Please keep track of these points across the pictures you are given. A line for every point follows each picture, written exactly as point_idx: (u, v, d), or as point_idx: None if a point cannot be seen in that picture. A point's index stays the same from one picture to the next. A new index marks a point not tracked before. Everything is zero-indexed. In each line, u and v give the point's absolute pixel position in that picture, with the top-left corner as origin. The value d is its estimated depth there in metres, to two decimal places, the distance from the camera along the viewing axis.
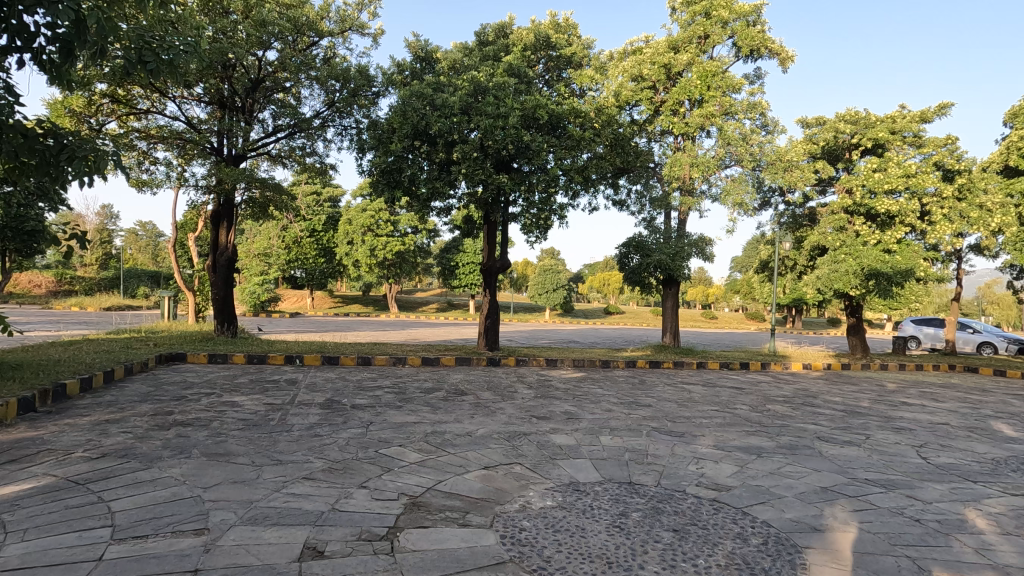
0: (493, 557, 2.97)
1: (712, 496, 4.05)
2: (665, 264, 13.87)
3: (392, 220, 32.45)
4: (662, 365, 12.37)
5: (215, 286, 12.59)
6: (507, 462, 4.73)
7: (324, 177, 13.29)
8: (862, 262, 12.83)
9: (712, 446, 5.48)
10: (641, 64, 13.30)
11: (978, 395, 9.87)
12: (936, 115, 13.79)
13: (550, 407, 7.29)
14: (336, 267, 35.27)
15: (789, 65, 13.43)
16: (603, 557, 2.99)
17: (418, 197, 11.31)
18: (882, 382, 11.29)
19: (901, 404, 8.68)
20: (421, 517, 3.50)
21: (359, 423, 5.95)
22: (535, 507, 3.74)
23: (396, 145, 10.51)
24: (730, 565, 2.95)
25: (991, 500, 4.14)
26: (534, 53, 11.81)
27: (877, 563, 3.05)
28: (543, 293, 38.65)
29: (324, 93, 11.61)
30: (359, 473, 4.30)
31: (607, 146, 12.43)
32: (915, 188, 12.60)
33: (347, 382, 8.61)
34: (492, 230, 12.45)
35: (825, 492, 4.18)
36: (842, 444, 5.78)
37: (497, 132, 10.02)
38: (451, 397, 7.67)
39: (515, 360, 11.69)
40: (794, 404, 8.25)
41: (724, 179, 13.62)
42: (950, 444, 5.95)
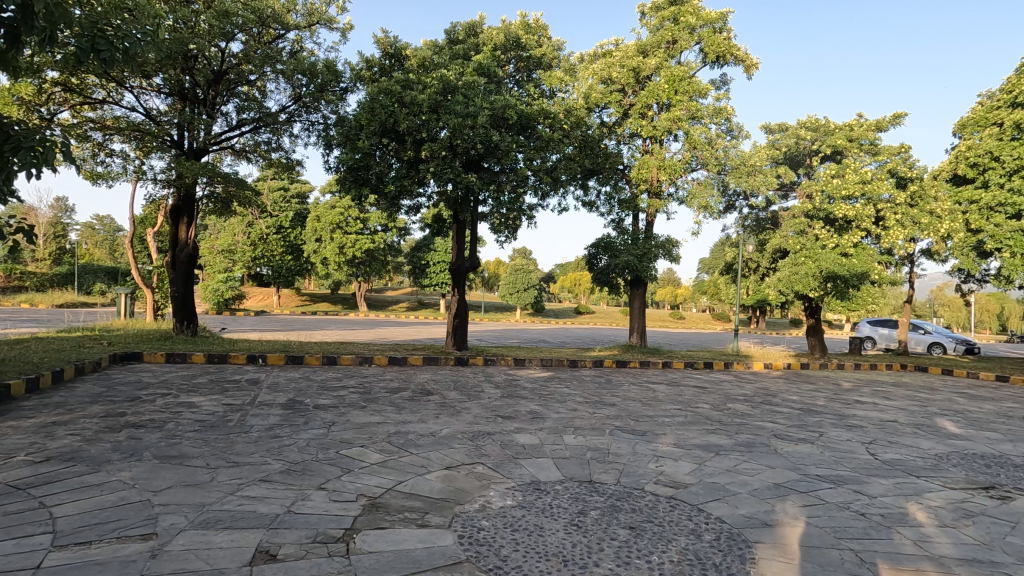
0: (449, 558, 2.97)
1: (669, 493, 4.13)
2: (633, 264, 14.08)
3: (362, 217, 32.08)
4: (629, 364, 12.52)
5: (174, 283, 12.20)
6: (469, 462, 4.73)
7: (290, 173, 13.03)
8: (821, 265, 13.23)
9: (673, 444, 5.59)
10: (611, 67, 13.47)
11: (927, 393, 10.30)
12: (891, 124, 14.35)
13: (516, 406, 7.31)
14: (304, 265, 34.66)
15: (753, 72, 13.79)
16: (559, 555, 3.02)
17: (386, 195, 11.19)
18: (839, 381, 11.64)
19: (855, 402, 9.00)
20: (379, 518, 3.46)
21: (320, 423, 5.86)
22: (494, 506, 3.75)
23: (363, 142, 10.39)
24: (683, 561, 3.01)
25: (932, 494, 4.34)
26: (504, 53, 11.81)
27: (823, 556, 3.16)
28: (514, 293, 38.74)
29: (290, 87, 11.37)
30: (317, 475, 4.25)
31: (576, 147, 12.56)
32: (871, 194, 13.03)
33: (311, 382, 8.47)
34: (461, 230, 12.41)
35: (777, 489, 4.31)
36: (797, 442, 5.96)
37: (466, 131, 9.97)
38: (416, 397, 7.63)
39: (483, 360, 11.67)
40: (754, 403, 8.46)
41: (690, 182, 13.90)
42: (898, 441, 6.21)
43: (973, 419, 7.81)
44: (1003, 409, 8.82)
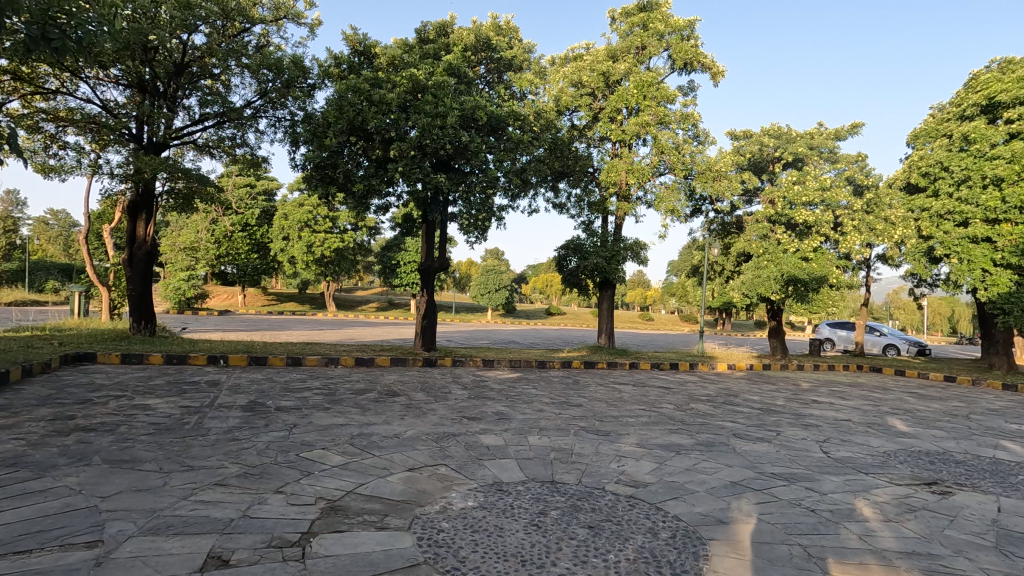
0: (407, 560, 2.96)
1: (629, 492, 4.20)
2: (602, 266, 14.27)
3: (331, 216, 31.63)
4: (597, 365, 12.70)
5: (130, 281, 11.77)
6: (432, 463, 4.71)
7: (256, 169, 12.77)
8: (782, 269, 13.63)
9: (635, 444, 5.68)
10: (581, 70, 13.62)
11: (880, 393, 10.72)
12: (849, 133, 14.87)
13: (483, 407, 7.32)
14: (271, 263, 33.95)
15: (719, 80, 14.12)
16: (517, 556, 3.04)
17: (354, 194, 11.05)
18: (798, 381, 12.01)
19: (812, 402, 9.31)
20: (337, 521, 3.43)
21: (281, 425, 5.75)
22: (455, 507, 3.75)
23: (331, 140, 10.24)
24: (638, 559, 3.08)
25: (878, 490, 4.53)
26: (475, 54, 11.78)
27: (772, 552, 3.26)
28: (485, 293, 38.69)
29: (256, 82, 11.11)
30: (276, 478, 4.17)
31: (546, 149, 12.70)
32: (830, 201, 13.45)
33: (274, 383, 8.31)
34: (431, 230, 12.35)
35: (734, 487, 4.43)
36: (755, 440, 6.12)
37: (435, 131, 9.96)
38: (382, 398, 7.56)
39: (452, 360, 11.66)
40: (716, 403, 8.66)
41: (658, 186, 14.14)
42: (850, 439, 6.45)
43: (921, 418, 8.16)
44: (948, 408, 9.24)
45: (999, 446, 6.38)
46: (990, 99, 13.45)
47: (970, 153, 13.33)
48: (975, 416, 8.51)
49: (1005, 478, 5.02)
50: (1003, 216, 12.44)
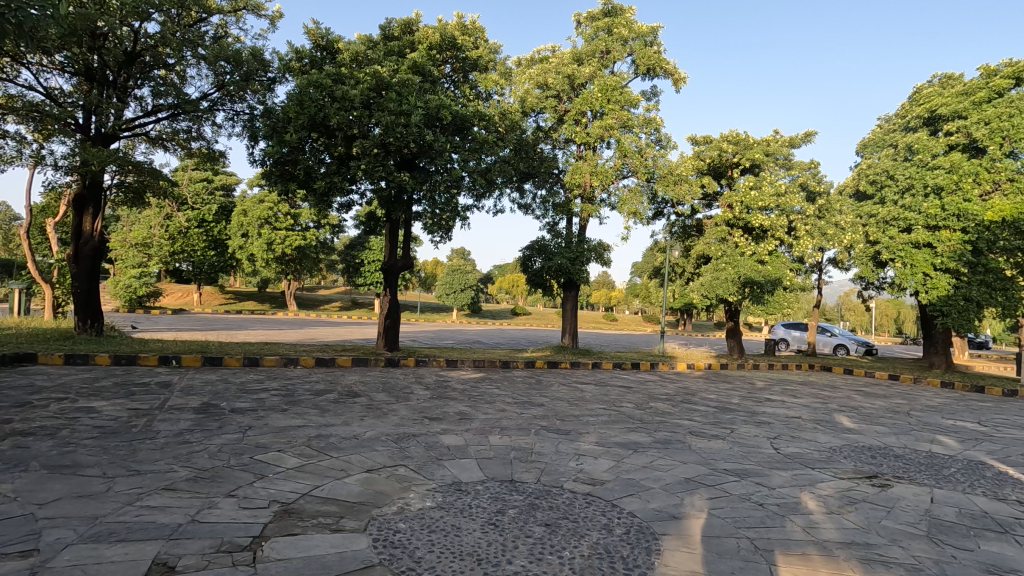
0: (361, 562, 2.93)
1: (586, 490, 4.26)
2: (566, 267, 14.41)
3: (292, 213, 30.94)
4: (560, 365, 12.80)
5: (77, 279, 11.25)
6: (391, 464, 4.68)
7: (213, 164, 12.38)
8: (739, 271, 14.04)
9: (595, 443, 5.76)
10: (546, 72, 13.74)
11: (829, 391, 11.18)
12: (802, 141, 15.43)
13: (445, 407, 7.30)
14: (228, 261, 32.99)
15: (681, 86, 14.46)
16: (473, 555, 3.05)
17: (314, 192, 10.84)
18: (754, 380, 12.41)
19: (765, 399, 9.64)
20: (291, 524, 3.37)
21: (236, 428, 5.60)
22: (413, 508, 3.74)
23: (290, 136, 10.02)
24: (593, 555, 3.13)
25: (823, 484, 4.73)
26: (440, 53, 11.71)
27: (721, 545, 3.37)
28: (451, 293, 38.50)
29: (212, 74, 10.76)
30: (228, 481, 4.06)
31: (512, 150, 12.79)
32: (783, 206, 13.98)
33: (230, 384, 8.09)
34: (395, 229, 12.22)
35: (687, 483, 4.56)
36: (710, 438, 6.30)
37: (399, 129, 9.88)
38: (342, 399, 7.45)
39: (415, 360, 11.58)
40: (675, 401, 8.87)
41: (621, 188, 14.37)
42: (799, 435, 6.71)
43: (865, 414, 8.56)
44: (891, 405, 9.71)
45: (935, 441, 6.75)
46: (931, 112, 14.33)
47: (913, 162, 14.04)
48: (915, 412, 8.98)
49: (938, 471, 5.33)
50: (943, 223, 13.13)
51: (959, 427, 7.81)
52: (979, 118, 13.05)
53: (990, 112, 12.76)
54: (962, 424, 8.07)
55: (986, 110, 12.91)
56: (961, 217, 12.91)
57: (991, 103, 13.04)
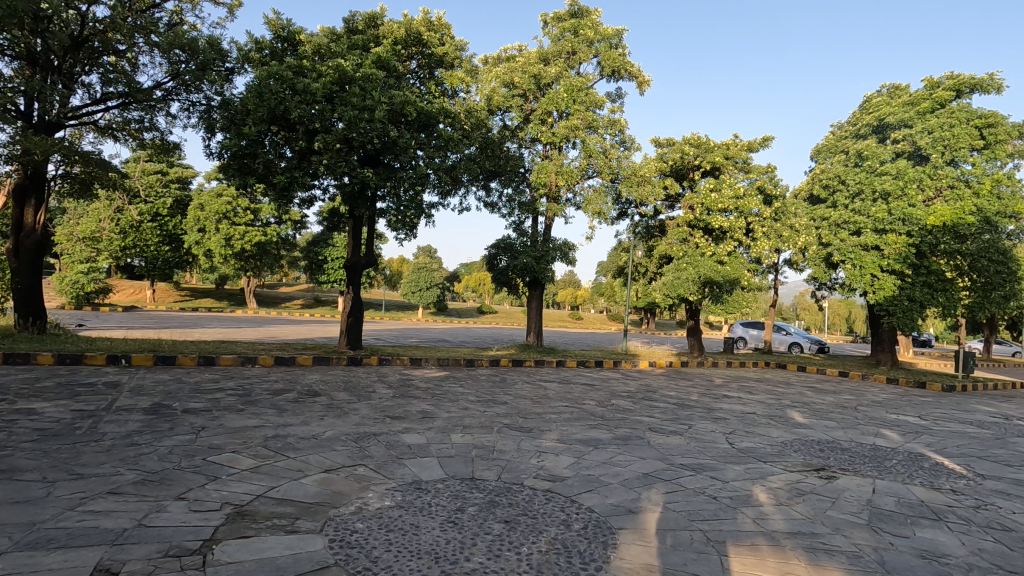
0: (316, 563, 2.89)
1: (546, 486, 4.31)
2: (531, 266, 14.47)
3: (252, 208, 30.12)
4: (525, 363, 12.85)
5: (18, 273, 10.68)
6: (350, 464, 4.61)
7: (167, 156, 11.93)
8: (700, 271, 14.40)
9: (556, 440, 5.82)
10: (513, 71, 13.76)
11: (784, 388, 11.57)
12: (760, 145, 15.89)
13: (407, 406, 7.24)
14: (184, 256, 31.91)
15: (645, 89, 14.72)
16: (431, 553, 3.04)
17: (274, 186, 10.58)
18: (712, 377, 12.74)
19: (722, 396, 9.91)
20: (244, 527, 3.29)
21: (188, 428, 5.42)
22: (371, 507, 3.70)
23: (249, 129, 9.75)
24: (550, 550, 3.17)
25: (774, 476, 4.91)
26: (405, 48, 11.60)
27: (675, 537, 3.46)
28: (416, 291, 38.15)
29: (167, 62, 10.36)
30: (178, 484, 3.93)
31: (478, 147, 12.79)
32: (742, 208, 14.37)
33: (183, 384, 7.82)
34: (358, 227, 12.04)
35: (645, 478, 4.66)
36: (668, 434, 6.44)
37: (363, 124, 9.76)
38: (301, 398, 7.30)
39: (378, 359, 11.43)
40: (636, 399, 9.03)
41: (586, 188, 14.53)
42: (753, 430, 6.94)
43: (816, 409, 8.91)
44: (840, 400, 10.15)
45: (878, 434, 7.08)
46: (880, 121, 15.08)
47: (864, 168, 14.65)
48: (862, 407, 9.39)
49: (881, 462, 5.60)
50: (890, 226, 13.74)
51: (901, 420, 8.22)
52: (924, 127, 13.88)
53: (933, 122, 13.80)
54: (904, 418, 8.49)
55: (929, 120, 13.93)
56: (906, 221, 13.58)
57: (934, 114, 14.08)
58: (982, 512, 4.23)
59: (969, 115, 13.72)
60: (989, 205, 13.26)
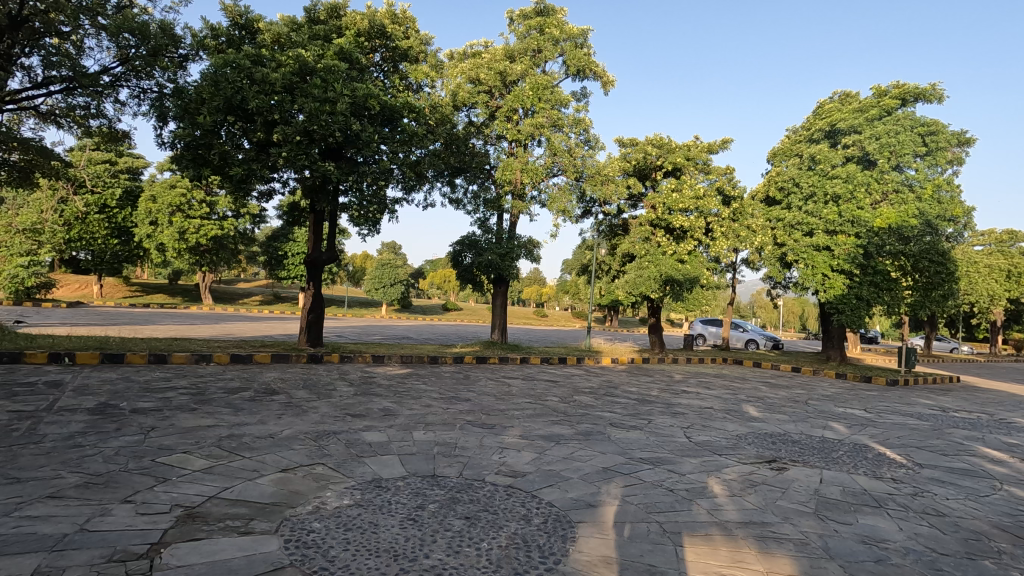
0: (271, 564, 2.83)
1: (507, 482, 4.33)
2: (496, 263, 14.47)
3: (208, 201, 29.09)
4: (489, 360, 12.85)
5: None
6: (308, 463, 4.52)
7: (115, 145, 11.39)
8: (661, 269, 14.70)
9: (518, 436, 5.85)
10: (478, 67, 13.69)
11: (739, 383, 11.93)
12: (719, 148, 16.29)
13: (368, 404, 7.14)
14: (134, 250, 30.60)
15: (609, 89, 14.91)
16: (389, 551, 3.02)
17: (230, 178, 10.24)
18: (671, 373, 13.02)
19: (681, 391, 10.15)
20: (194, 529, 3.19)
21: (136, 429, 5.21)
22: (329, 507, 3.64)
23: (204, 118, 9.40)
24: (510, 545, 3.19)
25: (728, 469, 5.06)
26: (369, 41, 11.39)
27: (633, 529, 3.53)
28: (380, 288, 37.60)
29: (115, 46, 9.89)
30: (124, 487, 3.77)
31: (442, 144, 12.71)
32: (702, 209, 14.72)
33: (132, 382, 7.51)
34: (319, 221, 11.79)
35: (605, 472, 4.74)
36: (628, 429, 6.56)
37: (324, 117, 9.57)
38: (258, 397, 7.11)
39: (339, 356, 11.24)
40: (597, 395, 9.15)
41: (551, 186, 14.62)
42: (710, 424, 7.14)
43: (769, 403, 9.23)
44: (792, 395, 10.52)
45: (826, 427, 7.39)
46: (832, 126, 15.70)
47: (816, 171, 15.19)
48: (811, 401, 9.78)
49: (828, 454, 5.85)
50: (841, 228, 14.34)
51: (848, 414, 8.61)
52: (872, 133, 14.52)
53: (880, 129, 14.45)
54: (851, 411, 8.89)
55: (877, 127, 14.59)
56: (855, 224, 14.19)
57: (881, 121, 14.78)
58: (919, 498, 4.48)
59: (913, 124, 14.54)
60: (930, 209, 14.11)
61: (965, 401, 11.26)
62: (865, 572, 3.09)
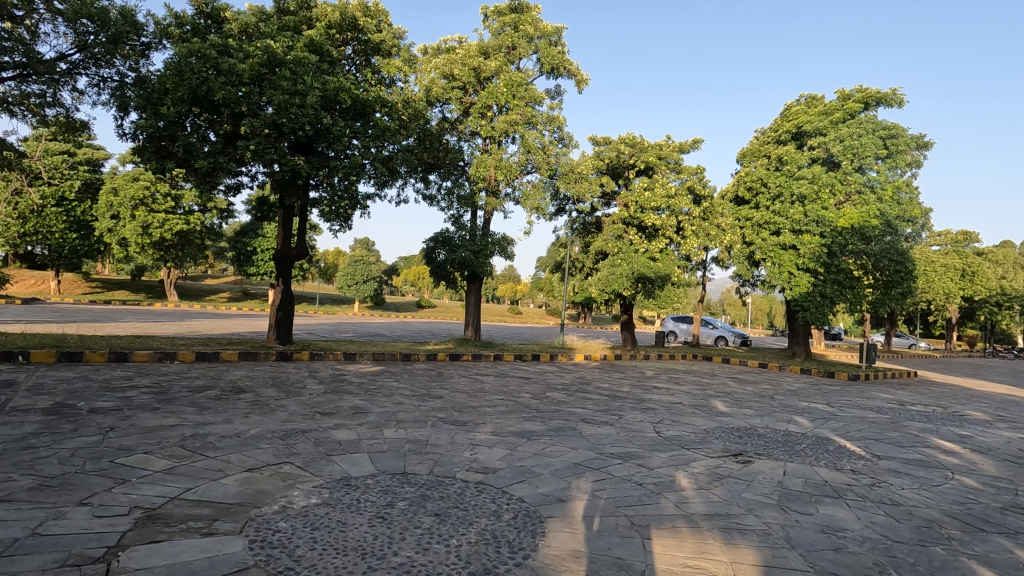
0: (234, 565, 2.77)
1: (478, 479, 4.33)
2: (469, 260, 14.43)
3: (173, 194, 28.23)
4: (462, 357, 12.80)
5: None
6: (275, 463, 4.44)
7: (73, 135, 10.95)
8: (633, 267, 14.88)
9: (490, 433, 5.84)
10: (452, 63, 13.59)
11: (709, 379, 12.17)
12: (690, 148, 16.54)
13: (339, 402, 7.05)
14: (94, 245, 29.50)
15: (583, 88, 15.00)
16: (358, 550, 2.99)
17: (195, 171, 9.96)
18: (643, 369, 13.20)
19: (652, 387, 10.30)
20: (155, 531, 3.10)
21: (94, 429, 5.03)
22: (296, 506, 3.58)
23: (167, 109, 9.11)
24: (479, 541, 3.19)
25: (696, 462, 5.16)
26: (340, 33, 11.19)
27: (601, 523, 3.57)
28: (352, 285, 37.11)
29: (72, 32, 9.48)
30: (80, 489, 3.64)
31: (415, 139, 12.60)
32: (673, 208, 14.92)
33: (90, 382, 7.24)
34: (288, 217, 11.56)
35: (576, 467, 4.78)
36: (599, 424, 6.63)
37: (293, 110, 9.39)
38: (224, 395, 6.94)
39: (310, 353, 11.06)
40: (570, 391, 9.23)
41: (525, 183, 14.64)
42: (679, 419, 7.27)
43: (737, 399, 9.43)
44: (759, 390, 10.78)
45: (791, 421, 7.60)
46: (798, 128, 16.03)
47: (783, 172, 15.55)
48: (777, 396, 10.03)
49: (792, 447, 6.01)
50: (806, 228, 14.77)
51: (811, 408, 8.87)
52: (836, 135, 14.90)
53: (844, 131, 14.84)
54: (814, 406, 9.16)
55: (841, 129, 14.96)
56: (819, 223, 14.62)
57: (844, 123, 15.15)
58: (876, 489, 4.64)
59: (875, 127, 14.91)
60: (890, 210, 14.58)
61: (921, 395, 11.71)
62: (824, 561, 3.19)
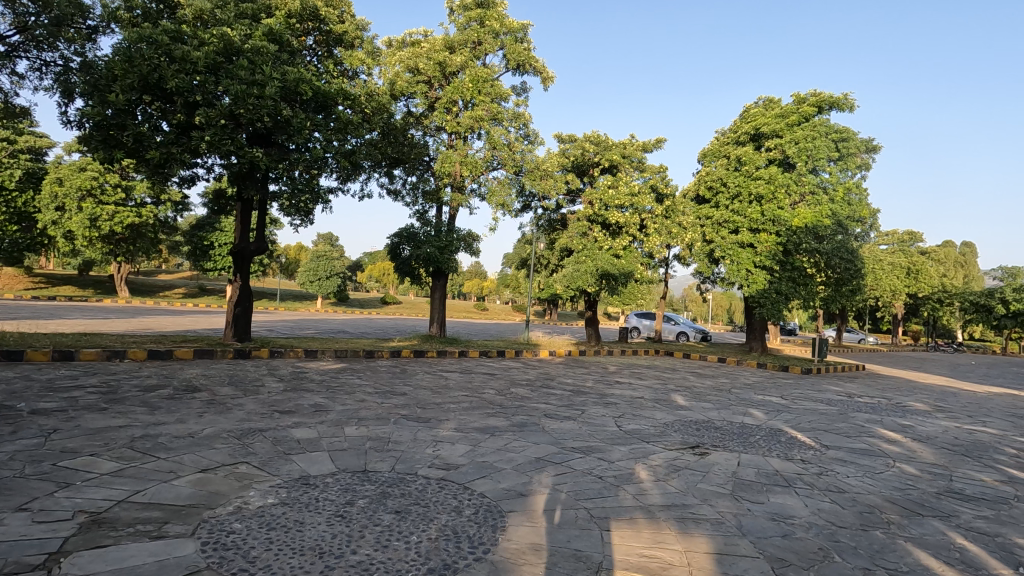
0: (185, 568, 2.70)
1: (440, 475, 4.32)
2: (434, 255, 14.34)
3: (123, 185, 27.04)
4: (427, 354, 12.71)
5: None
6: (230, 463, 4.33)
7: (12, 121, 10.36)
8: (597, 264, 15.07)
9: (453, 429, 5.84)
10: (417, 57, 13.45)
11: (669, 373, 12.44)
12: (653, 147, 16.83)
13: (299, 400, 6.92)
14: (37, 238, 27.96)
15: (548, 85, 15.08)
16: (315, 549, 2.95)
17: (146, 162, 9.57)
18: (606, 365, 13.37)
19: (614, 382, 10.47)
20: (100, 535, 2.99)
21: (35, 431, 4.79)
22: (251, 507, 3.50)
23: (116, 96, 8.71)
24: (439, 537, 3.20)
25: (655, 455, 5.28)
26: (301, 23, 10.93)
27: (562, 517, 3.61)
28: (315, 280, 36.34)
29: (10, 13, 8.94)
30: (19, 494, 3.47)
31: (379, 133, 12.43)
32: (637, 205, 15.13)
33: (31, 382, 6.89)
34: (247, 210, 11.24)
35: (538, 462, 4.82)
36: (562, 419, 6.71)
37: (251, 101, 9.08)
38: (178, 394, 6.71)
39: (269, 351, 10.79)
40: (534, 387, 9.29)
41: (491, 179, 14.62)
42: (640, 413, 7.43)
43: (696, 392, 9.69)
44: (717, 384, 11.10)
45: (746, 413, 7.85)
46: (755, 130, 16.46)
47: (742, 172, 15.99)
48: (734, 390, 10.35)
49: (746, 438, 6.22)
50: (763, 227, 15.25)
51: (766, 401, 9.18)
52: (791, 138, 15.37)
53: (799, 134, 15.33)
54: (769, 399, 9.48)
55: (796, 132, 15.45)
56: (775, 223, 15.10)
57: (800, 126, 15.64)
58: (823, 477, 4.85)
59: (828, 130, 15.47)
60: (842, 211, 15.17)
61: (868, 387, 12.27)
62: (773, 547, 3.32)
